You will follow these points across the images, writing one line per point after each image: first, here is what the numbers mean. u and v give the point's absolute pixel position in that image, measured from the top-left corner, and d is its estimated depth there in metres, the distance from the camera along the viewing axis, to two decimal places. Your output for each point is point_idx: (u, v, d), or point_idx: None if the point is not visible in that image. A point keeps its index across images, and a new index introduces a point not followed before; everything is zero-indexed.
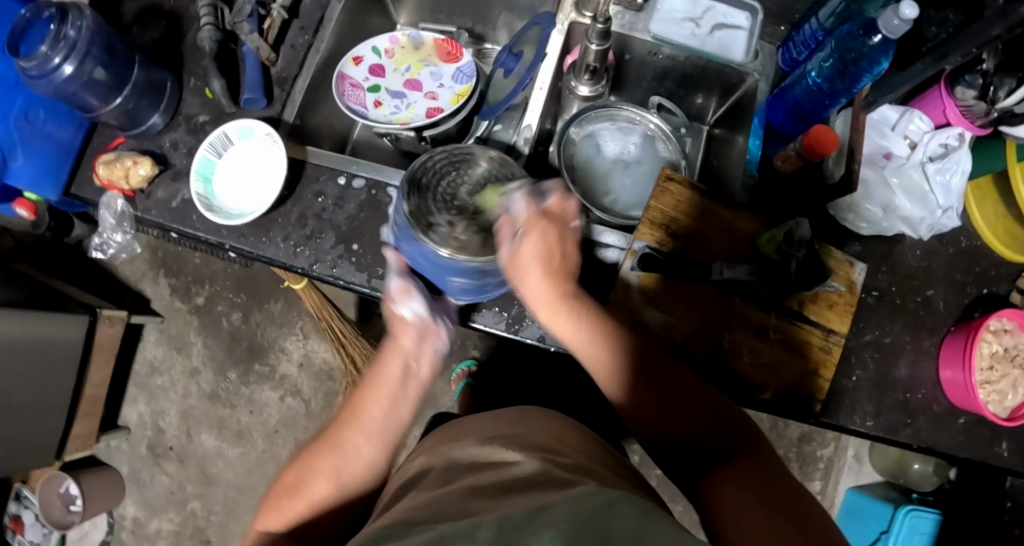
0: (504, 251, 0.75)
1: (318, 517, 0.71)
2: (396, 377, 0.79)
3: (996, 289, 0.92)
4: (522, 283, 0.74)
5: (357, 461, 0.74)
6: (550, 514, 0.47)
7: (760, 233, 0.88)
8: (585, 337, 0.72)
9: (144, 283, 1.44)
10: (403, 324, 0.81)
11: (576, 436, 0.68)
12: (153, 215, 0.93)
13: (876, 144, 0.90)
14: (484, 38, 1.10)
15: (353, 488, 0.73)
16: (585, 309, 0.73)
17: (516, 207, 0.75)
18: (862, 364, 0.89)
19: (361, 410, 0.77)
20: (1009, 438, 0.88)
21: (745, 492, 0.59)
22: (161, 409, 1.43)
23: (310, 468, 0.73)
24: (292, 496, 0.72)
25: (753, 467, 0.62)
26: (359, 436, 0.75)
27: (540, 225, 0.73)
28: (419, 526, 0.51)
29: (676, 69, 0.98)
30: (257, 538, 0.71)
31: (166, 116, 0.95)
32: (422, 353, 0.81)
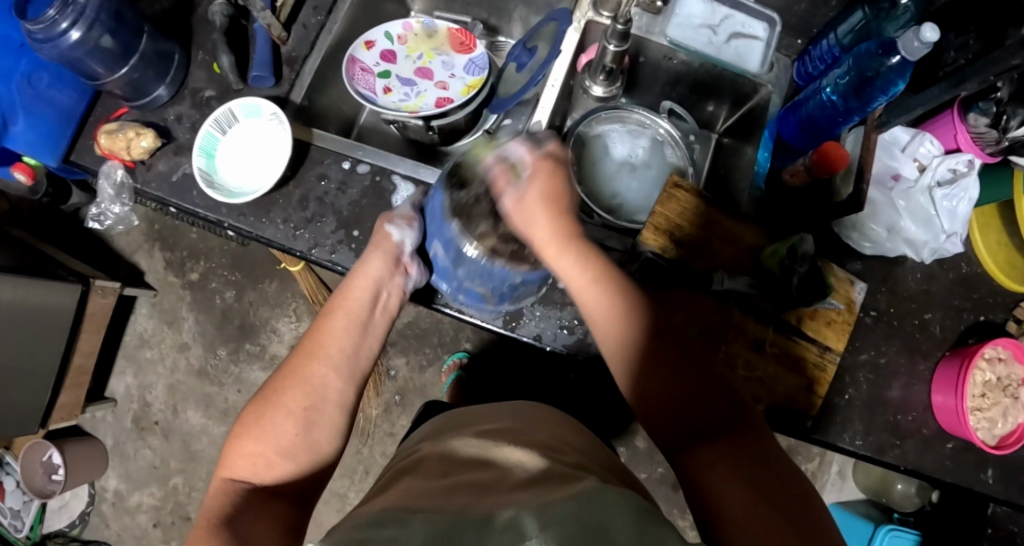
0: (507, 198, 0.76)
1: (289, 458, 0.68)
2: (364, 301, 0.77)
3: (993, 317, 0.92)
4: (528, 229, 0.75)
5: (328, 394, 0.72)
6: (555, 509, 0.48)
7: (763, 245, 0.88)
8: (589, 282, 0.72)
9: (138, 255, 1.43)
10: (376, 244, 0.80)
11: (571, 432, 0.69)
12: (152, 188, 0.92)
13: (885, 164, 0.90)
14: (498, 31, 1.08)
15: (324, 422, 0.71)
16: (591, 257, 0.73)
17: (515, 155, 0.77)
18: (855, 384, 0.89)
19: (326, 338, 0.74)
20: (995, 466, 0.89)
21: (737, 480, 0.59)
22: (148, 383, 1.42)
23: (275, 407, 0.70)
24: (257, 438, 0.68)
25: (746, 448, 0.62)
26: (327, 367, 0.73)
27: (547, 167, 0.76)
28: (422, 515, 0.51)
29: (690, 75, 0.97)
30: (221, 484, 0.67)
31: (171, 89, 0.94)
32: (393, 283, 0.80)
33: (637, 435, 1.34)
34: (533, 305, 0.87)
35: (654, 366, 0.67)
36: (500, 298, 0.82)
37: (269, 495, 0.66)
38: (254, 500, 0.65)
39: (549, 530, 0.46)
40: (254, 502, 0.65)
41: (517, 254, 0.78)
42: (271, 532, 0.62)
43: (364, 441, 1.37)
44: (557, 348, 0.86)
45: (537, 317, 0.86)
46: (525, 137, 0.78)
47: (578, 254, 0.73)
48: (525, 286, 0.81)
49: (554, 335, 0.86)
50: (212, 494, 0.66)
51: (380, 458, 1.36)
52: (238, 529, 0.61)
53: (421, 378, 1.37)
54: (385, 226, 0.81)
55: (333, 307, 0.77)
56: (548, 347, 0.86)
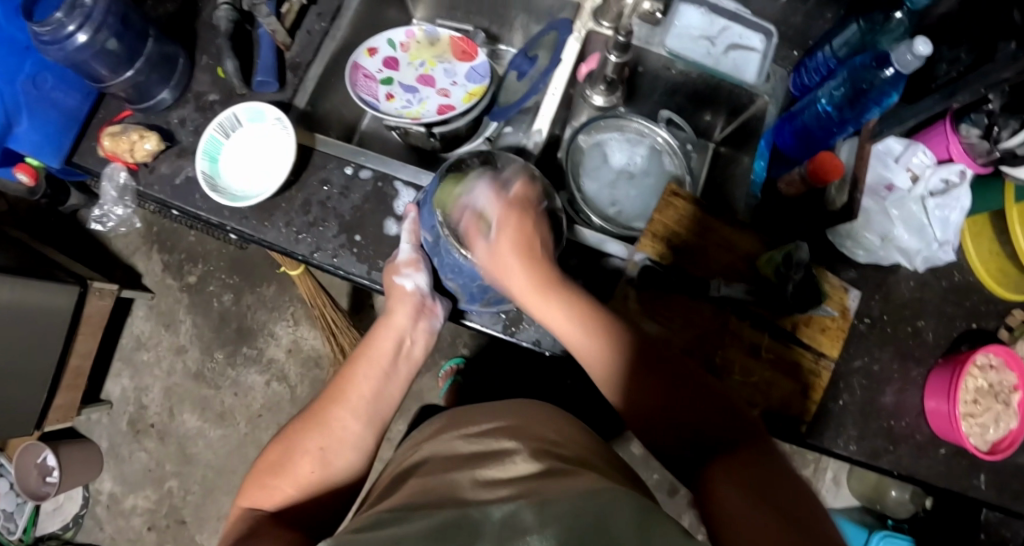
0: (480, 250, 0.75)
1: (303, 493, 0.69)
2: (389, 349, 0.78)
3: (985, 324, 0.94)
4: (506, 282, 0.73)
5: (346, 438, 0.72)
6: (555, 507, 0.49)
7: (759, 253, 0.89)
8: (571, 323, 0.71)
9: (136, 257, 1.43)
10: (394, 295, 0.82)
11: (576, 429, 0.70)
12: (155, 190, 0.92)
13: (878, 175, 0.92)
14: (499, 39, 1.10)
15: (340, 465, 0.71)
16: (570, 297, 0.71)
17: (480, 204, 0.76)
18: (849, 389, 0.90)
19: (348, 386, 0.75)
20: (987, 471, 0.90)
21: (743, 492, 0.60)
22: (144, 385, 1.42)
23: (295, 447, 0.71)
24: (278, 473, 0.70)
25: (749, 459, 0.62)
26: (347, 413, 0.73)
27: (512, 215, 0.74)
28: (423, 511, 0.52)
29: (688, 85, 0.99)
30: (241, 512, 0.68)
31: (175, 93, 0.95)
32: (416, 329, 0.81)
33: (633, 440, 1.35)
34: None
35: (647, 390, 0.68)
36: (470, 297, 0.84)
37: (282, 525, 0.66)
38: (266, 526, 0.65)
39: (549, 526, 0.47)
40: (268, 526, 0.65)
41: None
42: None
43: None
44: (557, 352, 0.87)
45: (536, 322, 0.87)
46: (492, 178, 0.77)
47: (557, 298, 0.71)
48: (494, 290, 0.81)
49: (554, 339, 0.87)
50: (229, 522, 0.68)
51: (376, 462, 1.36)
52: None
53: (418, 382, 1.38)
54: (394, 279, 0.83)
55: (354, 358, 0.78)
56: (548, 352, 0.87)
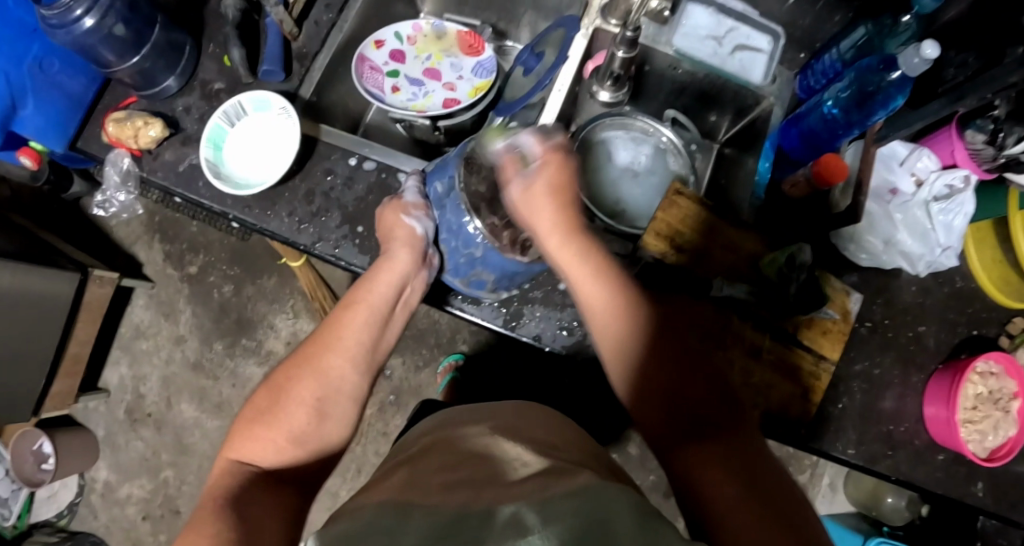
0: (514, 185, 0.77)
1: (299, 445, 0.68)
2: (386, 297, 0.79)
3: (986, 331, 0.94)
4: (533, 222, 0.76)
5: (341, 385, 0.73)
6: (558, 505, 0.48)
7: (763, 254, 0.88)
8: (590, 272, 0.73)
9: (137, 246, 1.43)
10: (397, 239, 0.82)
11: (570, 432, 0.69)
12: (158, 177, 0.92)
13: (882, 178, 0.92)
14: (506, 35, 1.10)
15: (334, 414, 0.71)
16: (592, 251, 0.75)
17: (524, 145, 0.78)
18: (849, 393, 0.90)
19: (343, 331, 0.76)
20: (985, 478, 0.90)
21: (730, 480, 0.59)
22: (143, 374, 1.42)
23: (291, 394, 0.70)
24: (270, 422, 0.68)
25: (740, 449, 0.62)
26: (344, 359, 0.74)
27: (556, 157, 0.77)
28: (421, 510, 0.51)
29: (694, 85, 0.99)
30: (227, 466, 0.65)
31: (181, 80, 0.95)
32: (415, 277, 0.82)
33: (631, 441, 1.35)
34: (533, 306, 0.87)
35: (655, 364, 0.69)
36: (455, 272, 0.86)
37: (277, 480, 0.65)
38: (263, 484, 0.63)
39: (550, 526, 0.46)
40: (262, 485, 0.63)
41: (495, 228, 0.81)
42: (279, 512, 0.60)
43: (357, 439, 1.37)
44: (557, 348, 0.87)
45: (537, 317, 0.87)
46: (536, 129, 0.79)
47: (578, 244, 0.75)
48: (481, 267, 0.83)
49: (553, 336, 0.87)
50: (215, 473, 0.64)
51: (373, 457, 1.36)
52: (248, 514, 0.58)
53: (416, 377, 1.38)
54: (403, 218, 0.82)
55: (353, 303, 0.78)
56: (547, 347, 0.87)
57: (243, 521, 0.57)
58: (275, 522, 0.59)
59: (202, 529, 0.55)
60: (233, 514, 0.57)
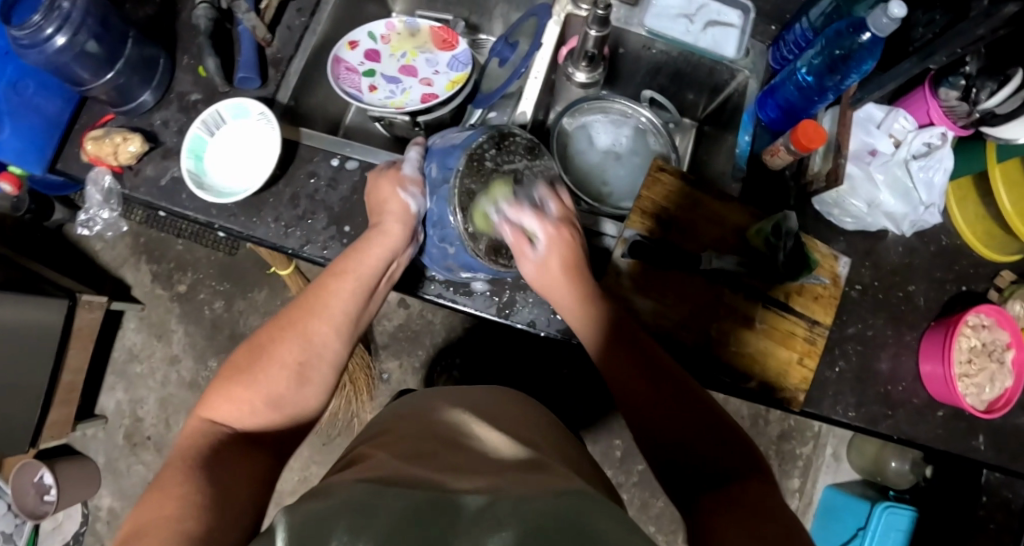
0: (528, 262, 0.79)
1: (274, 409, 0.69)
2: (377, 268, 0.79)
3: (975, 287, 0.95)
4: (551, 295, 0.79)
5: (323, 352, 0.73)
6: (530, 503, 0.47)
7: (750, 225, 0.89)
8: (600, 339, 0.75)
9: (124, 269, 1.42)
10: (390, 213, 0.81)
11: (542, 424, 0.70)
12: (141, 193, 0.92)
13: (861, 141, 0.92)
14: (480, 29, 1.10)
15: (314, 380, 0.72)
16: (603, 317, 0.76)
17: (530, 224, 0.78)
18: (845, 356, 0.90)
19: (330, 298, 0.76)
20: (985, 431, 0.90)
21: (738, 532, 0.57)
22: (139, 397, 1.41)
23: (272, 355, 0.71)
24: (247, 384, 0.69)
25: (750, 499, 0.61)
26: (329, 327, 0.74)
27: (563, 234, 0.79)
28: (396, 489, 0.49)
29: (670, 64, 1.00)
30: (200, 426, 0.67)
31: (157, 94, 0.94)
32: (403, 250, 0.82)
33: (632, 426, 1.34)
34: (526, 292, 0.88)
35: (650, 406, 0.69)
36: (431, 260, 0.85)
37: (248, 442, 0.67)
38: (234, 448, 0.65)
39: (521, 520, 0.45)
40: (234, 448, 0.65)
41: (474, 233, 0.78)
42: (245, 487, 0.61)
43: None
44: (551, 332, 0.87)
45: (530, 303, 0.87)
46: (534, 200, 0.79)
47: (594, 311, 0.76)
48: (453, 262, 0.83)
49: (547, 320, 0.87)
50: (188, 433, 0.66)
51: None
52: (213, 480, 0.60)
53: (413, 379, 1.37)
54: (399, 193, 0.82)
55: (342, 271, 0.78)
56: (543, 333, 0.87)
57: (210, 487, 0.59)
58: (242, 488, 0.61)
59: (170, 490, 0.57)
60: (202, 479, 0.59)
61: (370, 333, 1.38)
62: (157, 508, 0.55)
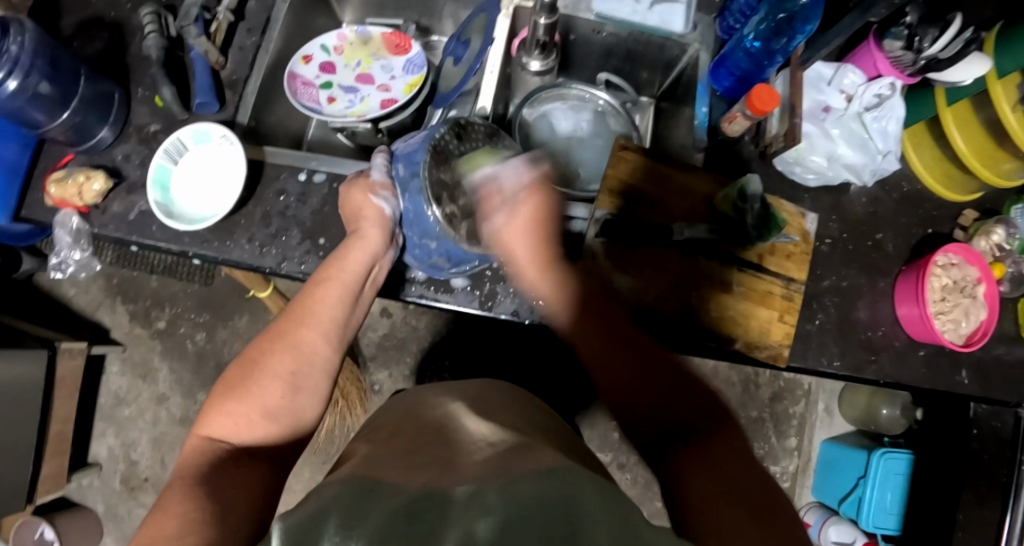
0: (494, 222, 0.79)
1: (271, 419, 0.69)
2: (359, 273, 0.80)
3: (941, 228, 0.97)
4: (512, 251, 0.80)
5: (314, 359, 0.74)
6: (518, 487, 0.46)
7: (717, 193, 0.91)
8: (553, 290, 0.79)
9: (101, 312, 1.41)
10: (367, 219, 0.82)
11: (526, 405, 0.71)
12: (110, 230, 0.91)
13: (814, 99, 0.95)
14: (431, 30, 1.11)
15: (308, 388, 0.72)
16: (570, 280, 0.78)
17: (506, 177, 0.79)
18: (824, 309, 0.92)
19: (315, 306, 0.77)
20: (967, 365, 0.93)
21: (704, 481, 0.60)
22: (132, 440, 1.39)
23: (264, 367, 0.71)
24: (242, 397, 0.69)
25: (716, 449, 0.63)
26: (317, 334, 0.75)
27: (509, 227, 0.78)
28: (387, 488, 0.48)
29: (621, 46, 1.03)
30: (199, 443, 0.67)
31: (115, 129, 0.94)
32: (384, 253, 0.83)
33: None
34: (506, 282, 0.88)
35: (615, 357, 0.72)
36: (415, 260, 0.87)
37: (249, 455, 0.67)
38: (232, 461, 0.65)
39: (508, 505, 0.44)
40: (231, 461, 0.65)
41: (453, 218, 0.79)
42: (245, 497, 0.61)
43: None
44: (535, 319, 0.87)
45: (511, 293, 0.88)
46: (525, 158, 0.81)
47: (555, 276, 0.79)
48: (438, 256, 0.83)
49: (530, 307, 0.87)
50: (188, 452, 0.66)
51: None
52: (215, 495, 0.60)
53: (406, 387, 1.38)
54: (371, 199, 0.83)
55: (325, 279, 0.79)
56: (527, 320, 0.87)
57: (209, 504, 0.58)
58: (241, 499, 0.60)
59: (172, 509, 0.57)
60: (203, 496, 0.59)
61: (357, 346, 1.38)
62: (161, 526, 0.56)
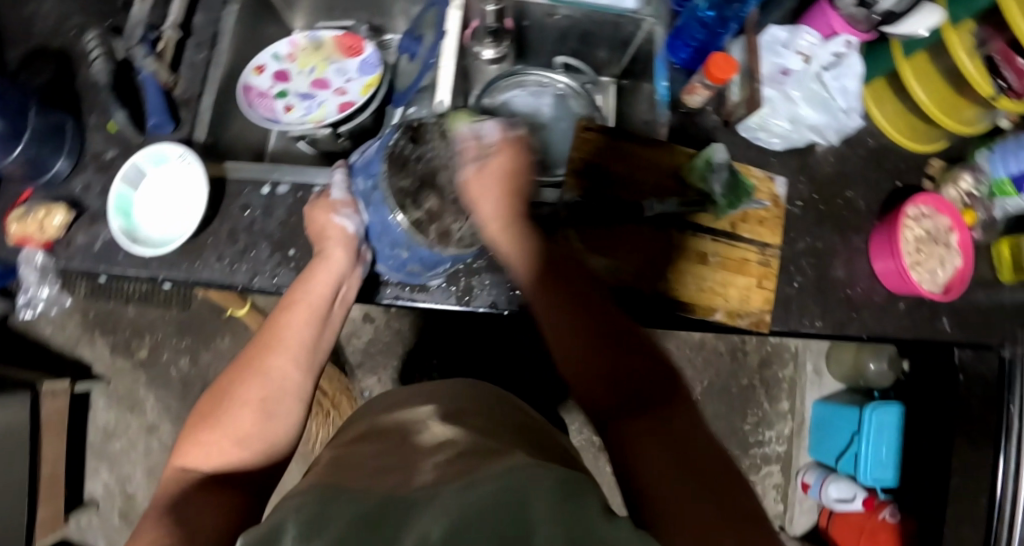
0: (463, 174, 0.78)
1: (243, 446, 0.70)
2: (325, 295, 0.80)
3: (910, 180, 0.98)
4: (476, 204, 0.78)
5: (284, 384, 0.75)
6: (478, 486, 0.46)
7: (683, 164, 0.90)
8: (512, 243, 0.77)
9: (80, 348, 1.39)
10: (331, 239, 0.82)
11: (498, 406, 0.72)
12: (77, 263, 0.89)
13: (770, 62, 0.94)
14: (384, 29, 1.10)
15: (279, 414, 0.73)
16: (533, 238, 0.77)
17: (487, 132, 0.80)
18: (801, 271, 0.92)
19: (282, 331, 0.77)
20: (948, 313, 0.93)
21: (661, 456, 0.61)
22: (126, 473, 1.37)
23: (234, 396, 0.73)
24: (214, 427, 0.71)
25: (676, 422, 0.64)
26: (285, 359, 0.76)
27: (509, 148, 0.79)
28: (347, 494, 0.48)
29: (576, 27, 1.02)
30: (174, 474, 0.68)
31: (71, 160, 0.92)
32: (351, 273, 0.82)
33: None
34: (482, 276, 0.87)
35: (571, 328, 0.72)
36: (390, 269, 0.85)
37: (222, 481, 0.68)
38: (205, 488, 0.66)
39: (461, 506, 0.44)
40: (204, 488, 0.66)
41: (419, 224, 0.79)
42: (216, 519, 0.62)
43: None
44: (514, 309, 0.86)
45: (487, 286, 0.87)
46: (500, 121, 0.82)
47: (521, 233, 0.77)
48: (411, 263, 0.82)
49: (508, 298, 0.86)
50: (164, 482, 0.68)
51: None
52: (183, 520, 0.61)
53: None
54: (332, 218, 0.83)
55: (291, 302, 0.79)
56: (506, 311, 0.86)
57: (178, 534, 0.59)
58: (212, 521, 0.61)
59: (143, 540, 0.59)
60: (173, 524, 0.61)
61: (342, 355, 1.37)
62: None
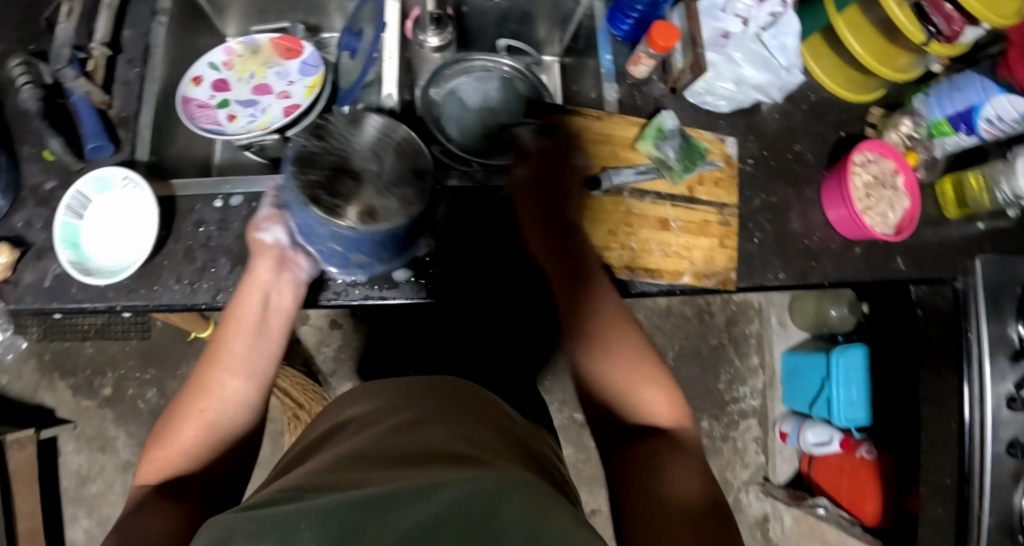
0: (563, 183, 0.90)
1: (193, 456, 0.76)
2: (256, 307, 0.82)
3: (853, 129, 1.00)
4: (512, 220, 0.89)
5: (225, 396, 0.79)
6: (446, 489, 0.49)
7: (636, 136, 0.91)
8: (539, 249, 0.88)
9: (41, 394, 1.34)
10: (256, 252, 0.83)
11: (462, 394, 0.73)
12: (27, 303, 0.85)
13: (711, 27, 0.94)
14: (321, 28, 1.10)
15: (224, 425, 0.79)
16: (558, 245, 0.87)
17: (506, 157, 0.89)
18: (760, 227, 0.94)
19: (222, 346, 0.82)
20: (902, 252, 0.96)
21: (652, 484, 0.69)
22: (106, 516, 1.33)
23: (182, 414, 0.78)
24: (164, 443, 0.76)
25: (663, 451, 0.74)
26: (225, 371, 0.80)
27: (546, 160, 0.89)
28: (313, 490, 0.50)
29: (515, 8, 1.05)
30: (133, 487, 0.74)
31: (9, 195, 0.88)
32: (281, 280, 0.83)
33: None
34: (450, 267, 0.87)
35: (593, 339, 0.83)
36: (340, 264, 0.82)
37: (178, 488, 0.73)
38: (158, 494, 0.72)
39: (416, 515, 0.47)
40: (158, 495, 0.71)
41: (336, 208, 0.74)
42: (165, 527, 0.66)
43: None
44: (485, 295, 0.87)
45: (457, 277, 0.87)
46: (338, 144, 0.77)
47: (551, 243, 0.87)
48: (351, 251, 0.78)
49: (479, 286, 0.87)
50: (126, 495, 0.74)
51: None
52: (134, 526, 0.67)
53: None
54: (256, 234, 0.84)
55: (226, 317, 0.82)
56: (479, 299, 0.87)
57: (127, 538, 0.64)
58: (161, 526, 0.66)
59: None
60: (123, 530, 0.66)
61: (314, 366, 1.44)
62: None
